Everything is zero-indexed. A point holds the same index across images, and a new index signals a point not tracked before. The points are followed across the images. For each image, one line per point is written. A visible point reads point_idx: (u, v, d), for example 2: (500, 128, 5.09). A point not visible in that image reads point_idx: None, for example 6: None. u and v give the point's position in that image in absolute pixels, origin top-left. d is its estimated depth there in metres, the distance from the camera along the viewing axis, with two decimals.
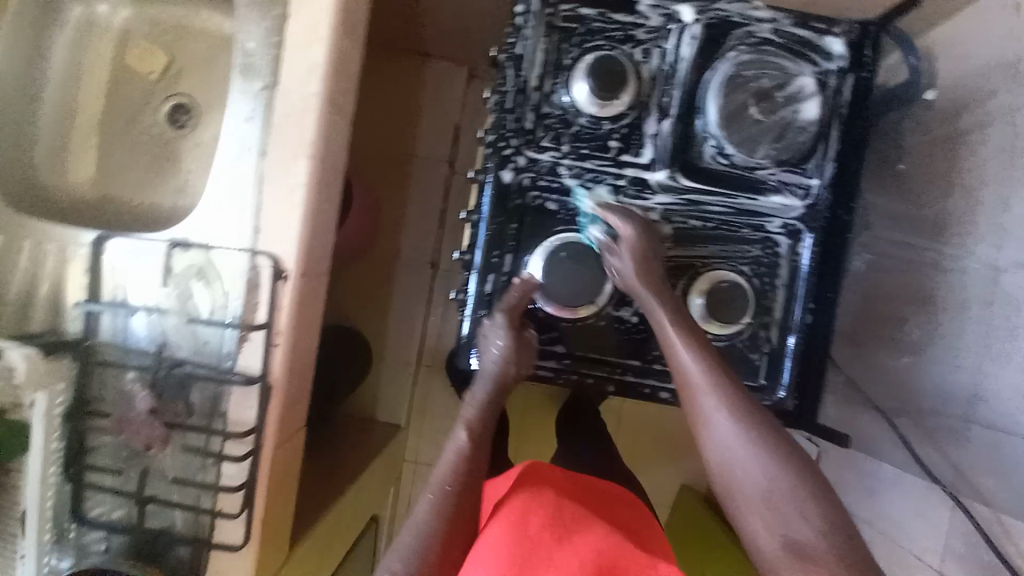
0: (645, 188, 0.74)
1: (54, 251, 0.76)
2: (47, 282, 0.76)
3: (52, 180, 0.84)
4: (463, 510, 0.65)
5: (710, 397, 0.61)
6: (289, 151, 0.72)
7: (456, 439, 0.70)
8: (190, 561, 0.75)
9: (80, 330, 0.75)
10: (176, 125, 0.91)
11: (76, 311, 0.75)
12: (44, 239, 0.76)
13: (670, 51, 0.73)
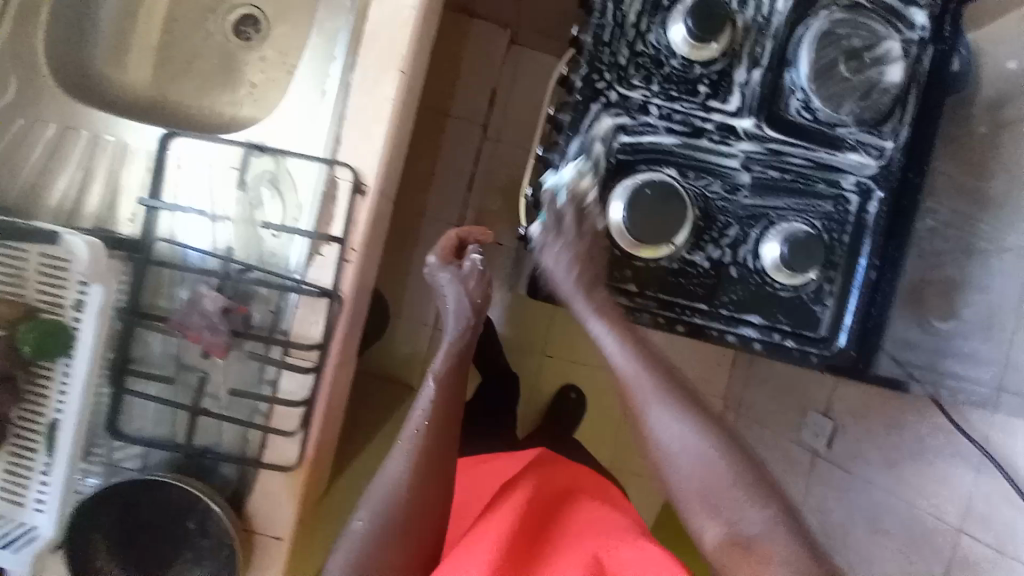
0: (730, 135, 0.75)
1: (112, 146, 0.72)
2: (102, 177, 0.72)
3: (109, 73, 0.82)
4: (422, 466, 0.73)
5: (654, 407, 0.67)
6: (378, 61, 0.69)
7: (416, 401, 0.76)
8: (237, 476, 0.73)
9: (137, 230, 0.70)
10: (241, 37, 0.87)
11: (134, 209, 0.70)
12: (102, 131, 0.73)
13: (766, 3, 0.73)
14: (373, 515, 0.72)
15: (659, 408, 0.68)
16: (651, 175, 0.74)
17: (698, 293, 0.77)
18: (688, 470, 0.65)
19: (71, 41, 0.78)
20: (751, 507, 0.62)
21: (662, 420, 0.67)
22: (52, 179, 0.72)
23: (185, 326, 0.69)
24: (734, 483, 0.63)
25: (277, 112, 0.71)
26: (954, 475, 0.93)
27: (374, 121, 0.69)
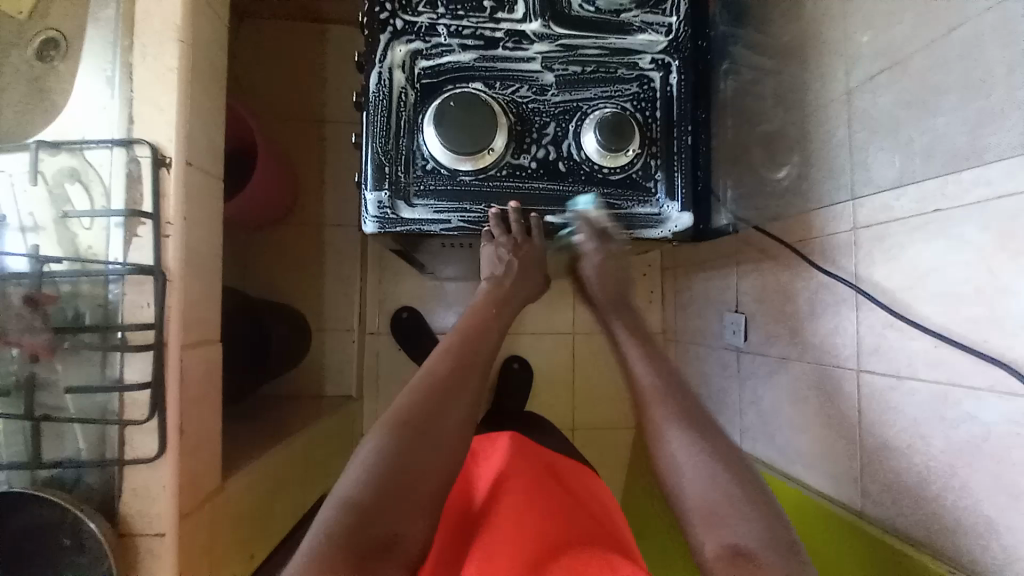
0: (523, 40, 0.77)
1: None
2: None
3: None
4: (460, 404, 0.70)
5: (666, 407, 0.71)
6: (157, 37, 0.70)
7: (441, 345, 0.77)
8: (105, 482, 0.69)
9: None
10: (44, 61, 0.86)
11: None
12: None
13: None
14: (369, 460, 0.62)
15: (670, 424, 0.70)
16: (458, 91, 0.76)
17: (534, 195, 0.78)
18: (696, 468, 0.65)
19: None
20: (746, 504, 0.61)
21: (676, 433, 0.69)
22: None
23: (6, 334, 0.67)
24: (733, 492, 0.62)
25: (66, 108, 0.70)
26: (843, 323, 0.88)
27: (160, 91, 0.69)
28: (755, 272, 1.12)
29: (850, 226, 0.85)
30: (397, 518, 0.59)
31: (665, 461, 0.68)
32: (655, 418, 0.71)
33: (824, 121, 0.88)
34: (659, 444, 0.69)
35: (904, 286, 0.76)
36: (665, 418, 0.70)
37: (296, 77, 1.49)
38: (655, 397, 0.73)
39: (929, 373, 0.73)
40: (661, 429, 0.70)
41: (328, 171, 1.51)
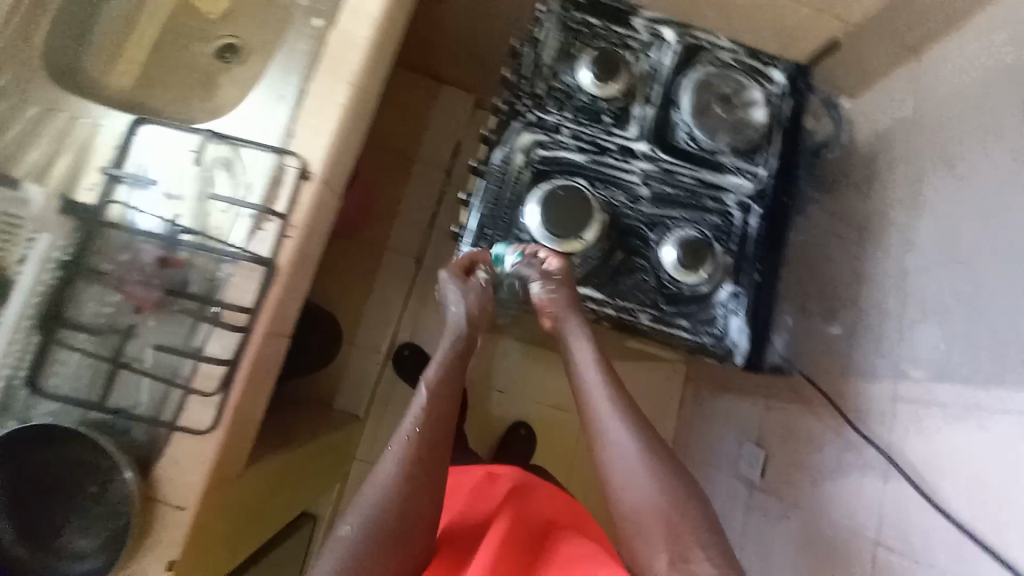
0: (629, 155, 0.88)
1: (87, 126, 0.80)
2: (72, 153, 0.78)
3: (97, 72, 0.91)
4: (411, 504, 0.70)
5: (608, 410, 0.74)
6: (335, 77, 0.82)
7: (396, 458, 0.71)
8: (146, 438, 0.71)
9: (94, 197, 0.76)
10: (222, 60, 0.99)
11: (97, 178, 0.77)
12: (78, 114, 0.80)
13: (655, 59, 0.92)
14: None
15: (614, 424, 0.73)
16: (565, 182, 0.86)
17: (607, 287, 0.84)
18: (633, 475, 0.69)
19: (64, 38, 0.86)
20: (661, 518, 0.66)
21: (615, 442, 0.71)
22: (24, 150, 0.78)
23: (124, 280, 0.74)
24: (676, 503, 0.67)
25: (237, 111, 0.81)
26: (866, 485, 0.89)
27: (327, 114, 0.81)
28: (782, 408, 1.14)
29: (889, 393, 0.88)
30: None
31: (605, 470, 0.71)
32: (599, 425, 0.73)
33: (877, 290, 0.95)
34: (603, 461, 0.72)
35: (936, 470, 0.78)
36: (611, 421, 0.73)
37: (403, 119, 1.66)
38: (598, 400, 0.75)
39: (949, 559, 0.74)
40: (603, 435, 0.72)
41: (404, 204, 1.63)
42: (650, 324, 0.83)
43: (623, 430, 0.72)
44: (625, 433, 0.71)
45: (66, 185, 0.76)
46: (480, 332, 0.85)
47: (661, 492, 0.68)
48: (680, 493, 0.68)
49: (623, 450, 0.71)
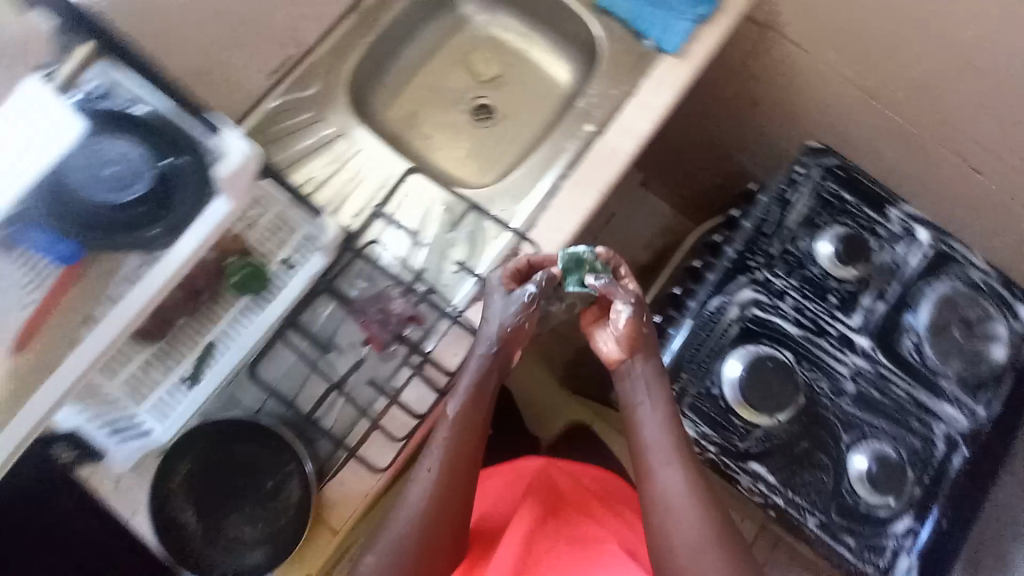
0: (847, 346, 0.84)
1: (366, 159, 0.89)
2: (348, 180, 0.88)
3: (378, 104, 0.98)
4: (453, 490, 0.73)
5: (662, 464, 0.72)
6: (589, 182, 0.86)
7: (432, 470, 0.73)
8: (326, 454, 0.77)
9: (356, 227, 0.84)
10: (478, 118, 1.03)
11: (362, 210, 0.86)
12: (361, 146, 0.90)
13: (901, 255, 0.87)
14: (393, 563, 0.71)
15: (662, 472, 0.71)
16: (772, 351, 0.82)
17: (783, 475, 0.80)
18: (682, 514, 0.69)
19: (367, 63, 0.94)
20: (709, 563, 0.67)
21: (668, 479, 0.71)
22: (310, 164, 0.86)
23: (360, 308, 0.81)
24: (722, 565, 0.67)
25: (494, 191, 0.90)
26: None
27: (576, 211, 0.84)
28: None
29: None
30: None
31: (653, 500, 0.71)
32: (647, 463, 0.73)
33: None
34: (652, 500, 0.71)
35: None
36: (661, 460, 0.72)
37: None
38: (653, 454, 0.73)
39: None
40: (653, 470, 0.72)
41: None
42: (816, 529, 0.79)
43: (677, 481, 0.71)
44: (678, 483, 0.70)
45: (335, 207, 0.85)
46: (524, 343, 0.79)
47: (706, 534, 0.68)
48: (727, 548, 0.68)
49: (676, 499, 0.70)
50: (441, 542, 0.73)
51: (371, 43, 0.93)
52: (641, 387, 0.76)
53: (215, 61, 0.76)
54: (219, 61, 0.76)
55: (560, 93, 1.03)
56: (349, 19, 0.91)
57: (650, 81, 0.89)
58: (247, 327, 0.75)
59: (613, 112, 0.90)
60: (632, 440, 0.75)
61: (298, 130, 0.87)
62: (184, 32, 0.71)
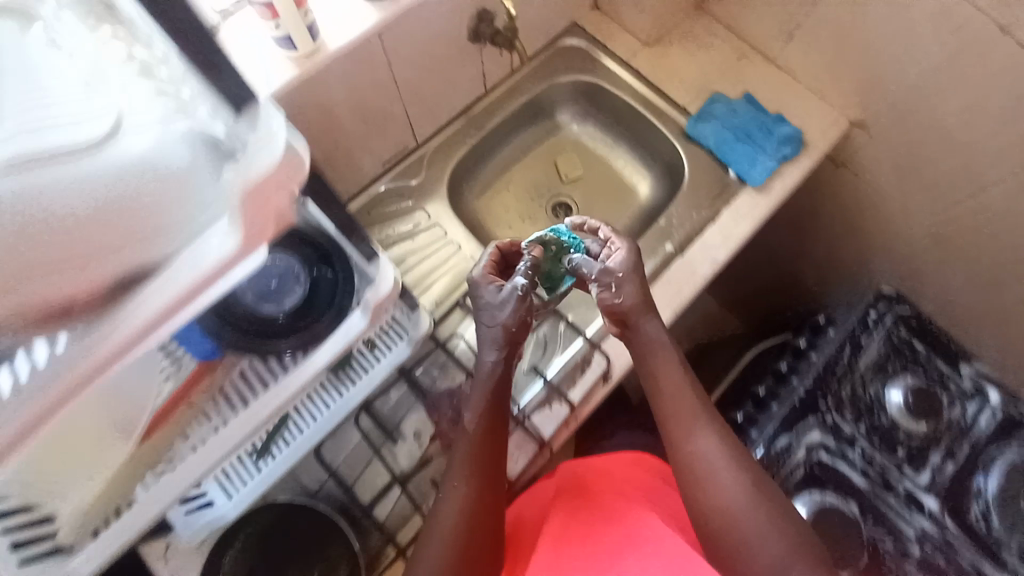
0: (915, 505, 0.81)
1: (451, 248, 0.94)
2: (433, 266, 0.92)
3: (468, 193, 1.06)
4: (489, 447, 0.70)
5: (692, 426, 0.68)
6: (665, 300, 0.89)
7: (469, 425, 0.71)
8: (376, 548, 0.75)
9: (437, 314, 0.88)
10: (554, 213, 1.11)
11: (443, 297, 0.89)
12: (449, 235, 0.95)
13: (971, 413, 0.86)
14: (444, 532, 0.64)
15: (695, 432, 0.67)
16: (836, 503, 0.81)
17: None
18: (725, 477, 0.63)
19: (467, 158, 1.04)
20: (764, 522, 0.59)
21: (702, 443, 0.66)
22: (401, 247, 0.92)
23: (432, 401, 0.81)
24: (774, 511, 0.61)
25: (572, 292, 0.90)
26: None
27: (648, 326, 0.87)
28: None
29: None
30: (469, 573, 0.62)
31: (687, 463, 0.66)
32: (679, 430, 0.68)
33: None
34: (688, 470, 0.66)
35: None
36: (689, 424, 0.68)
37: None
38: (682, 414, 0.69)
39: None
40: (687, 436, 0.67)
41: None
42: None
43: (708, 439, 0.66)
44: (709, 442, 0.66)
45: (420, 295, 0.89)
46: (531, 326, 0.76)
47: (753, 490, 0.62)
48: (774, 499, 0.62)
49: (711, 454, 0.65)
50: (486, 502, 0.66)
51: (473, 144, 1.02)
52: (660, 363, 0.73)
53: (346, 149, 0.85)
54: (350, 150, 0.86)
55: (634, 211, 1.09)
56: (460, 119, 1.01)
57: (726, 212, 0.96)
58: (321, 412, 0.72)
59: (691, 233, 0.95)
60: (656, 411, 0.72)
61: (396, 215, 0.95)
62: (333, 128, 0.80)
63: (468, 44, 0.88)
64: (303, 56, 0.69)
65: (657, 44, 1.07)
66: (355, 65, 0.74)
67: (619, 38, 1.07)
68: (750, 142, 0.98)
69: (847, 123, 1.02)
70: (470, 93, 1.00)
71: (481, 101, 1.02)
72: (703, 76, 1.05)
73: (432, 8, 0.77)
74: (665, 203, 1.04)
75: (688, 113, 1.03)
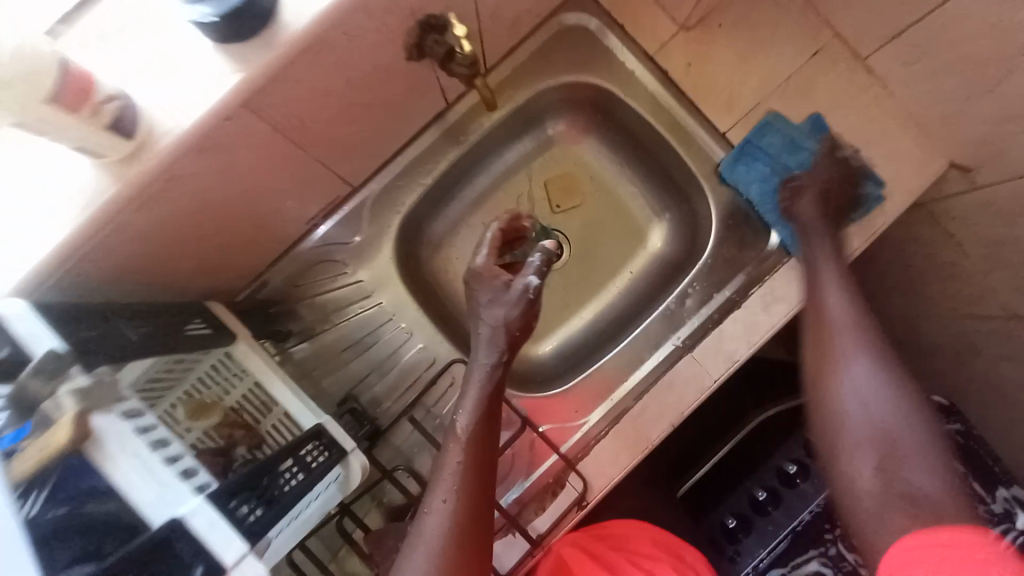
0: None
1: (404, 331, 0.77)
2: (384, 358, 0.77)
3: (433, 239, 0.83)
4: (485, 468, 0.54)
5: (851, 336, 0.56)
6: (663, 417, 0.70)
7: (462, 430, 0.56)
8: None
9: (386, 424, 0.74)
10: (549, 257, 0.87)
11: (396, 401, 0.75)
12: (400, 314, 0.77)
13: (1007, 547, 0.68)
14: (436, 540, 0.51)
15: (852, 347, 0.55)
16: None
17: None
18: (884, 402, 0.51)
19: (429, 197, 0.79)
20: (929, 473, 0.47)
21: (858, 367, 0.54)
22: (345, 333, 0.77)
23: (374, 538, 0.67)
24: (947, 494, 0.46)
25: (545, 392, 0.79)
26: None
27: (637, 446, 0.70)
28: None
29: None
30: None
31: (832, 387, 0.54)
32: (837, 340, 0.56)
33: None
34: (826, 436, 0.54)
35: None
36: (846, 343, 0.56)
37: None
38: (843, 326, 0.57)
39: None
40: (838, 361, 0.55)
41: None
42: None
43: (865, 363, 0.54)
44: (867, 365, 0.54)
45: (362, 395, 0.75)
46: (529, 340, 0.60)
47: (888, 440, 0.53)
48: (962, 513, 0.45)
49: (867, 389, 0.52)
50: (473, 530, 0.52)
51: (435, 179, 0.78)
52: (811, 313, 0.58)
53: (249, 230, 0.62)
54: (250, 230, 0.62)
55: (641, 264, 0.86)
56: (414, 146, 0.75)
57: (756, 293, 0.71)
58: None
59: (706, 322, 0.74)
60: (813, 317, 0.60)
61: (335, 289, 0.77)
62: (222, 217, 0.57)
63: (413, 63, 0.59)
64: (124, 158, 0.43)
65: (698, 29, 0.72)
66: (229, 151, 0.49)
67: (645, 20, 0.73)
68: None
69: (945, 163, 0.72)
70: (424, 113, 0.72)
71: (447, 115, 0.75)
72: (755, 85, 0.72)
73: (337, 43, 0.48)
74: (682, 266, 0.81)
75: (727, 143, 0.74)
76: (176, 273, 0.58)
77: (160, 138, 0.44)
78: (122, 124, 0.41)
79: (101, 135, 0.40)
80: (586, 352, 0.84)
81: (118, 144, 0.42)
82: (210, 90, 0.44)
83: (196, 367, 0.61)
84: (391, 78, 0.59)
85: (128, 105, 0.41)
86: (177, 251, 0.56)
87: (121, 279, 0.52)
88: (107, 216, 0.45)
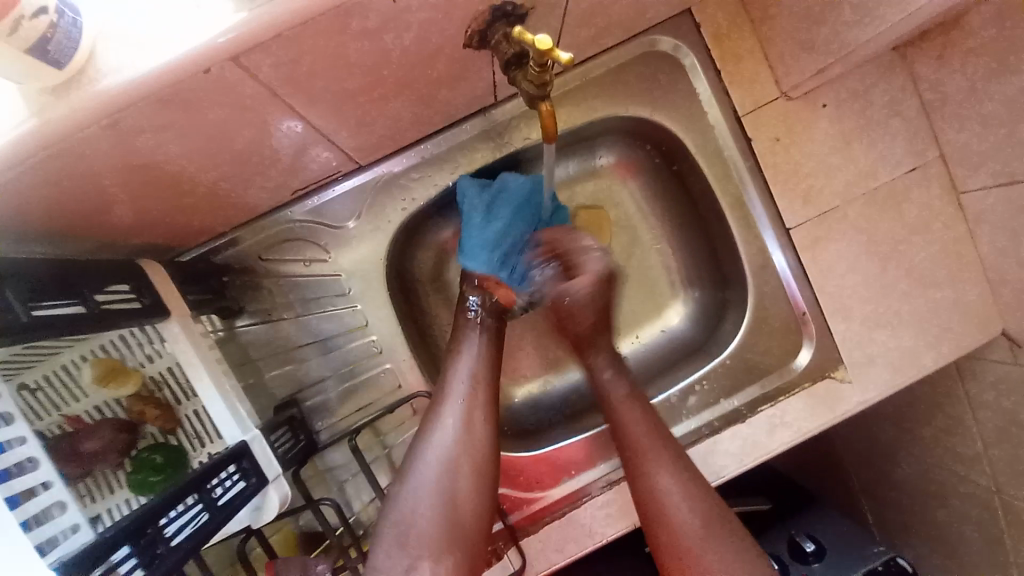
0: None
1: (374, 344, 0.67)
2: (344, 365, 0.67)
3: (435, 241, 0.72)
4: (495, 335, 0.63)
5: (649, 468, 0.58)
6: (628, 512, 0.65)
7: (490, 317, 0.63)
8: None
9: (326, 439, 0.66)
10: None
11: (345, 418, 0.67)
12: (373, 324, 0.67)
13: None
14: (457, 402, 0.56)
15: (654, 454, 0.58)
16: None
17: None
18: (689, 515, 0.55)
19: (443, 201, 0.68)
20: (693, 517, 0.55)
21: (633, 428, 0.60)
22: (306, 326, 0.67)
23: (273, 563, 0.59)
24: (712, 551, 0.53)
25: (511, 447, 0.70)
26: None
27: (588, 536, 0.64)
28: None
29: None
30: (465, 482, 0.53)
31: (642, 485, 0.58)
32: (636, 458, 0.59)
33: None
34: (653, 534, 0.56)
35: None
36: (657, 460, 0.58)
37: None
38: (666, 505, 0.56)
39: None
40: (636, 450, 0.59)
41: None
42: None
43: (660, 474, 0.57)
44: (660, 476, 0.57)
45: (305, 402, 0.66)
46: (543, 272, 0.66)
47: (732, 541, 0.54)
48: (707, 532, 0.54)
49: (675, 511, 0.55)
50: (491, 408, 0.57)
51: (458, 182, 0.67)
52: (620, 417, 0.62)
53: (219, 192, 0.50)
54: (210, 193, 0.50)
55: (650, 336, 0.78)
56: (445, 138, 0.63)
57: (763, 413, 0.66)
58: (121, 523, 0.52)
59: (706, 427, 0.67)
60: (620, 447, 0.60)
61: (308, 275, 0.66)
62: (184, 178, 0.45)
63: (469, 50, 0.47)
64: (45, 88, 0.32)
65: (800, 103, 0.62)
66: (192, 110, 0.36)
67: (748, 73, 0.62)
68: (850, 331, 0.64)
69: (997, 328, 0.62)
70: (463, 108, 0.60)
71: (492, 113, 0.63)
72: (836, 185, 0.62)
73: (377, 11, 0.36)
74: (695, 353, 0.75)
75: (788, 241, 0.64)
76: (107, 226, 0.46)
77: (104, 76, 0.32)
78: (48, 48, 0.30)
79: (13, 55, 0.29)
80: (568, 415, 0.76)
81: (46, 73, 0.31)
82: (194, 31, 0.32)
83: (64, 350, 0.54)
84: (436, 62, 0.46)
85: (63, 22, 0.30)
86: (117, 202, 0.44)
87: (35, 225, 0.41)
88: (17, 158, 0.33)
